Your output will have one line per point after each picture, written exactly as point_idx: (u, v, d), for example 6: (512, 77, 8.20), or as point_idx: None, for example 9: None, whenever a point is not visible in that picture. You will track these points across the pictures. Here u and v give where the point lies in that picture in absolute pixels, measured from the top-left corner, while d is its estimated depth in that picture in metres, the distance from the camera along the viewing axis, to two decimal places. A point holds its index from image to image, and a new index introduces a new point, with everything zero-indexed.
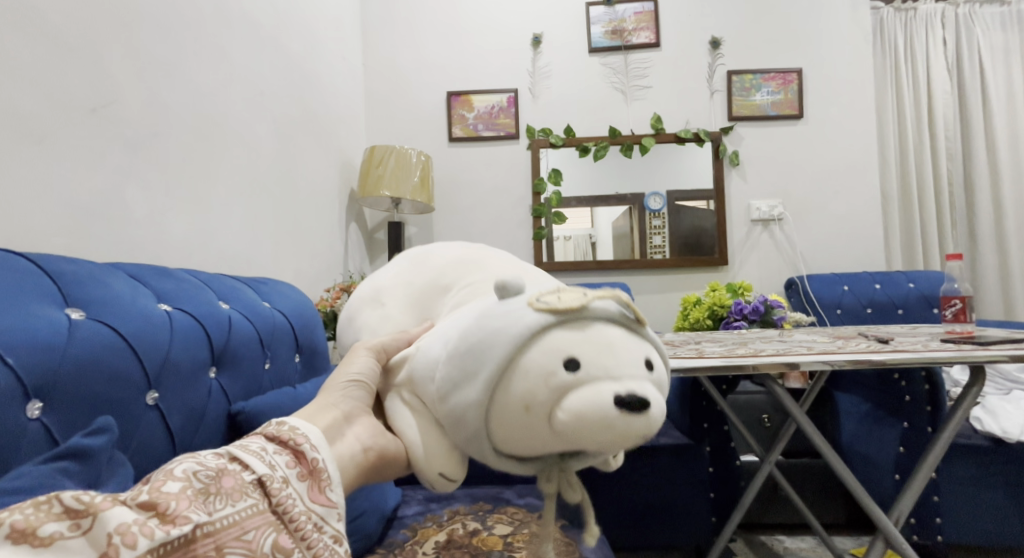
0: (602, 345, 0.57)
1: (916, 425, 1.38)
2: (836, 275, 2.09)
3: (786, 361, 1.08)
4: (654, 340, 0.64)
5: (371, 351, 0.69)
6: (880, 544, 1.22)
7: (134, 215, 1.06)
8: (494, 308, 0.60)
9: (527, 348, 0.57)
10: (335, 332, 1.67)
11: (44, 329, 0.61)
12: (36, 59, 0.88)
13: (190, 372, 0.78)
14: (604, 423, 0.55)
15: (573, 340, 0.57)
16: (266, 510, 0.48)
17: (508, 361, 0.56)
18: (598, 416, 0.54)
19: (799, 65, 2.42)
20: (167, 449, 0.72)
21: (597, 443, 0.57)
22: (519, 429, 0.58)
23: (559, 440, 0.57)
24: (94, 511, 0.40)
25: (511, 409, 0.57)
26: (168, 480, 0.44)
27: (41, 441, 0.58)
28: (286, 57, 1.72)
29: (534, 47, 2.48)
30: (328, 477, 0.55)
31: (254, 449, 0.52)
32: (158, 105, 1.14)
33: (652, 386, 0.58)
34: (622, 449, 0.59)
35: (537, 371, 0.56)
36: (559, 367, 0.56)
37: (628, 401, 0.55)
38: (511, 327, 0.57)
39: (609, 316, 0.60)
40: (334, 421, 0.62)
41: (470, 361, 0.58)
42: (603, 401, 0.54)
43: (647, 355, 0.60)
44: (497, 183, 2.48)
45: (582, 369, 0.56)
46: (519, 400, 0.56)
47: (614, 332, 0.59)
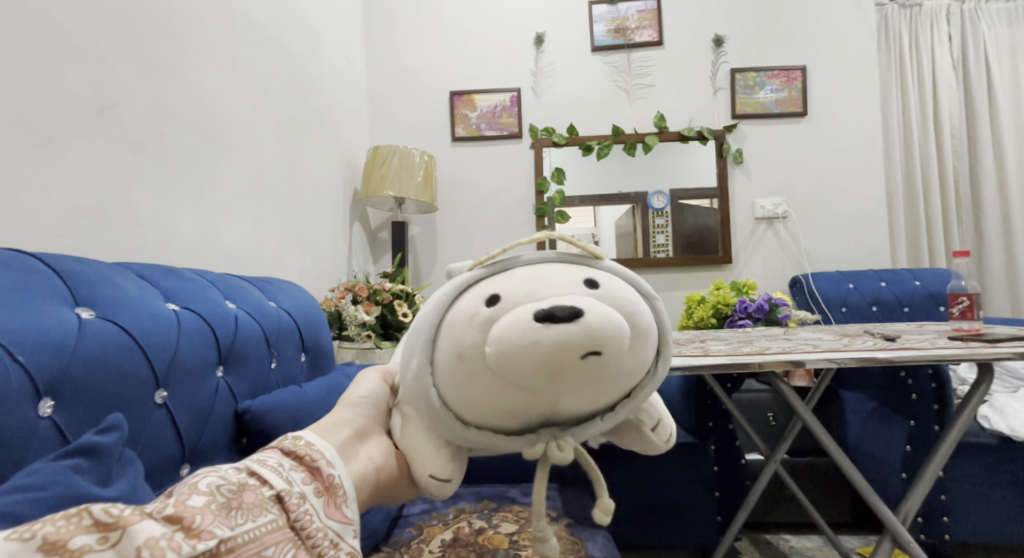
0: (526, 277, 0.58)
1: (922, 423, 1.39)
2: (841, 273, 2.09)
3: (792, 359, 1.08)
4: (606, 269, 0.62)
5: (381, 373, 0.73)
6: (888, 543, 1.20)
7: (140, 216, 1.06)
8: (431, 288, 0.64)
9: (453, 303, 0.59)
10: (339, 332, 1.68)
11: (53, 328, 0.61)
12: (43, 61, 0.88)
13: (198, 371, 0.78)
14: (528, 342, 0.53)
15: (496, 282, 0.58)
16: (285, 525, 0.50)
17: (438, 321, 0.58)
18: (517, 337, 0.53)
19: (802, 63, 2.41)
20: (176, 448, 0.73)
21: (532, 370, 0.54)
22: (464, 384, 0.57)
23: (503, 382, 0.56)
24: (123, 525, 0.42)
25: (447, 362, 0.57)
26: (193, 495, 0.46)
27: (52, 438, 0.58)
28: (290, 57, 1.72)
29: (536, 46, 2.48)
30: (344, 493, 0.56)
31: (271, 464, 0.53)
32: (163, 106, 1.14)
33: (590, 301, 0.56)
34: (576, 374, 0.55)
35: (462, 319, 0.57)
36: (480, 307, 0.56)
37: (549, 316, 0.53)
38: (437, 292, 0.60)
39: (540, 258, 0.61)
40: (347, 438, 0.62)
41: (410, 337, 0.60)
42: (524, 320, 0.53)
43: (588, 277, 0.59)
44: (500, 182, 2.48)
45: (503, 302, 0.56)
46: (450, 350, 0.56)
47: (542, 267, 0.59)
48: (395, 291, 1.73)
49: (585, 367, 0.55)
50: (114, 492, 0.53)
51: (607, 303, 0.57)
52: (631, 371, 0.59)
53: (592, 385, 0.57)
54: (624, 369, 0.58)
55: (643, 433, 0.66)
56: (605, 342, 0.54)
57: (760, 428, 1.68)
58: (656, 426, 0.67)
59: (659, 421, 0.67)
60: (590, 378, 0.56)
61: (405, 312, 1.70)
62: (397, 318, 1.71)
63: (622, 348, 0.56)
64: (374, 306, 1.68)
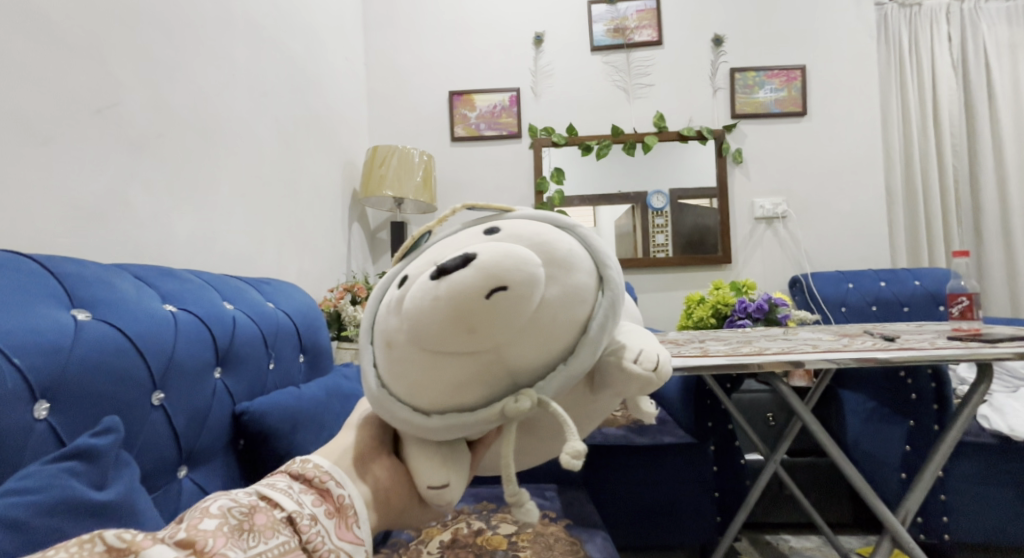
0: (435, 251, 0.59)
1: (922, 423, 1.38)
2: (841, 272, 2.09)
3: (791, 358, 1.08)
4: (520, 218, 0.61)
5: None
6: (888, 543, 1.20)
7: (139, 218, 1.06)
8: None
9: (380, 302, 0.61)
10: (338, 332, 1.68)
11: (50, 330, 0.61)
12: (41, 61, 0.88)
13: (195, 373, 0.78)
14: (430, 295, 0.52)
15: (409, 268, 0.59)
16: (296, 547, 0.51)
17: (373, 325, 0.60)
18: (420, 296, 0.53)
19: (802, 63, 2.41)
20: (173, 450, 0.72)
21: (447, 326, 0.52)
22: (404, 372, 0.55)
23: (435, 353, 0.54)
24: (135, 550, 0.42)
25: (382, 352, 0.56)
26: (205, 518, 0.48)
27: (49, 441, 0.58)
28: (289, 57, 1.72)
29: (535, 46, 2.48)
30: (355, 513, 0.56)
31: (281, 487, 0.55)
32: (162, 106, 1.14)
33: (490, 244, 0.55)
34: (501, 321, 0.53)
35: (384, 309, 0.57)
36: (393, 292, 0.57)
37: (445, 268, 0.53)
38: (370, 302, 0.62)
39: (453, 231, 0.63)
40: (351, 461, 0.59)
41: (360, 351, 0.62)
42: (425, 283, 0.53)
43: (492, 228, 0.58)
44: (499, 182, 2.48)
45: (411, 278, 0.56)
46: (382, 341, 0.56)
47: (450, 239, 0.60)
48: None
49: (505, 310, 0.53)
50: (110, 495, 0.53)
51: (509, 243, 0.56)
52: (567, 302, 0.56)
53: (526, 328, 0.54)
54: (552, 301, 0.55)
55: (624, 365, 0.59)
56: (509, 275, 0.52)
57: (760, 428, 1.68)
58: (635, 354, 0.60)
59: (642, 351, 0.60)
60: (518, 319, 0.53)
61: None
62: None
63: (536, 279, 0.53)
64: None
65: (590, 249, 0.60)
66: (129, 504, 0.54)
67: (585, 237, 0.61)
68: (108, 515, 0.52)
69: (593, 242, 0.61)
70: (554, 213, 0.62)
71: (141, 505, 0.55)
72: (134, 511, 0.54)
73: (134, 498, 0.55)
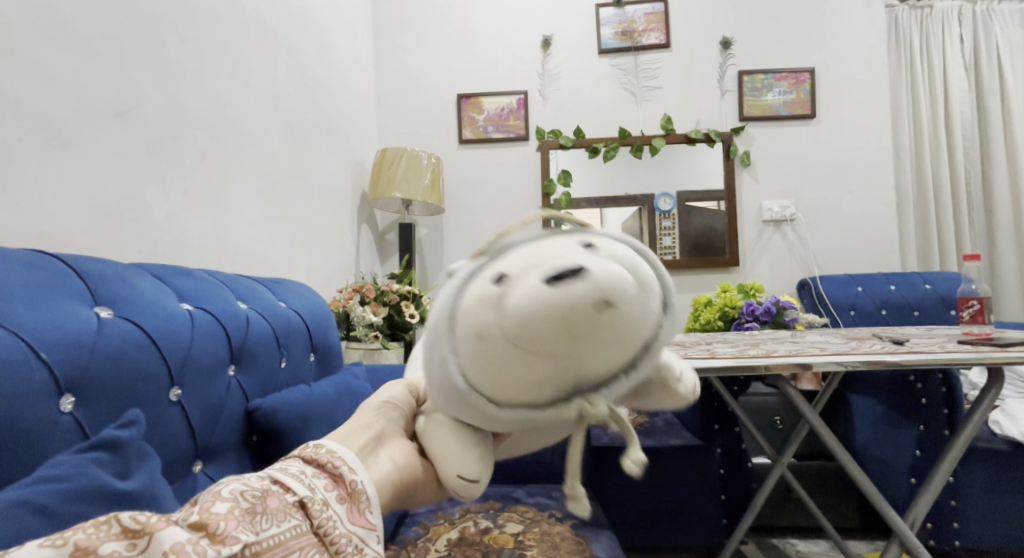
0: (527, 249, 0.56)
1: (932, 428, 1.37)
2: (850, 276, 2.09)
3: (799, 361, 1.08)
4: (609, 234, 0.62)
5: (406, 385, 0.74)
6: (895, 547, 1.20)
7: (155, 217, 1.08)
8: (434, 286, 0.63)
9: (462, 288, 0.58)
10: (347, 332, 1.70)
11: (74, 326, 0.62)
12: (62, 64, 0.90)
13: (210, 369, 0.80)
14: (541, 302, 0.52)
15: (503, 261, 0.57)
16: (308, 530, 0.50)
17: (450, 309, 0.57)
18: (533, 303, 0.52)
19: (811, 65, 2.41)
20: (189, 444, 0.74)
21: (550, 335, 0.53)
22: (494, 363, 0.55)
23: (530, 356, 0.55)
24: (150, 531, 0.42)
25: (467, 339, 0.55)
26: (217, 501, 0.46)
27: (73, 434, 0.59)
28: (300, 60, 1.74)
29: (543, 49, 2.49)
30: (367, 498, 0.56)
31: (293, 472, 0.53)
32: (178, 109, 1.16)
33: (596, 257, 0.55)
34: (605, 335, 0.55)
35: (472, 298, 0.56)
36: (489, 283, 0.55)
37: (557, 278, 0.52)
38: (443, 284, 0.60)
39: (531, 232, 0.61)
40: (367, 442, 0.63)
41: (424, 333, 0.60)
42: (540, 288, 0.52)
43: (590, 237, 0.58)
44: (507, 184, 2.50)
45: (506, 277, 0.55)
46: (470, 331, 0.55)
47: (544, 240, 0.58)
48: (401, 292, 1.79)
49: (601, 326, 0.54)
50: (134, 485, 0.54)
51: (610, 258, 0.56)
52: (647, 326, 0.58)
53: (612, 344, 0.56)
54: (640, 324, 0.57)
55: (665, 381, 0.66)
56: (619, 296, 0.53)
57: (767, 430, 1.68)
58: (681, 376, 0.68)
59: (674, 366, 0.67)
60: (610, 336, 0.55)
61: (411, 312, 1.76)
62: (403, 318, 1.76)
63: (635, 303, 0.55)
64: (381, 307, 1.71)
65: (666, 278, 0.61)
66: (152, 493, 0.56)
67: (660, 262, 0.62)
68: (133, 503, 0.53)
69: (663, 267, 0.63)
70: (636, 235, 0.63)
71: (163, 496, 0.57)
72: (156, 500, 0.56)
73: (156, 488, 0.57)
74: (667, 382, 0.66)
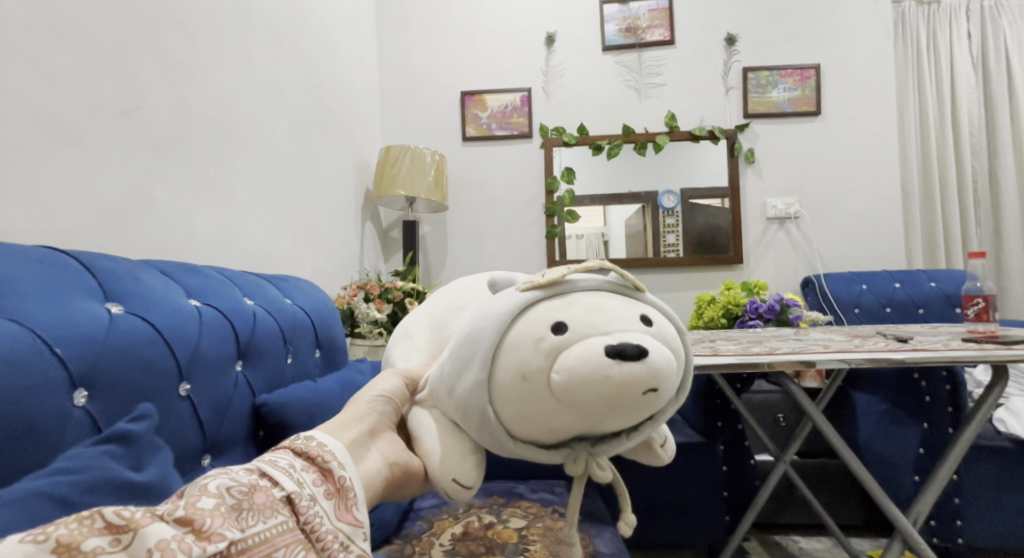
0: (590, 307, 0.60)
1: (936, 426, 1.36)
2: (854, 274, 2.08)
3: (802, 358, 1.08)
4: (655, 305, 0.66)
5: (400, 376, 0.74)
6: (898, 545, 1.21)
7: (161, 214, 1.09)
8: (484, 305, 0.65)
9: (516, 323, 0.61)
10: (351, 329, 1.71)
11: (86, 321, 0.63)
12: (71, 62, 0.91)
13: (218, 365, 0.80)
14: (596, 370, 0.56)
15: (562, 309, 0.61)
16: (295, 527, 0.50)
17: (500, 339, 0.61)
18: (590, 367, 0.56)
19: (816, 62, 2.40)
20: (197, 439, 0.74)
21: (595, 398, 0.58)
22: (526, 402, 0.60)
23: (566, 409, 0.59)
24: (134, 527, 0.42)
25: (512, 375, 0.59)
26: (204, 496, 0.46)
27: (85, 427, 0.60)
28: (305, 57, 1.74)
29: (547, 46, 2.49)
30: (354, 495, 0.57)
31: (282, 465, 0.53)
32: (184, 107, 1.17)
33: (649, 336, 0.60)
34: (633, 411, 0.60)
35: (527, 339, 0.60)
36: (547, 333, 0.59)
37: (616, 351, 0.57)
38: (498, 308, 0.62)
39: (595, 285, 0.64)
40: (361, 435, 0.64)
41: (466, 349, 0.62)
42: (595, 356, 0.57)
43: (644, 311, 0.62)
44: (511, 182, 2.50)
45: (566, 333, 0.59)
46: (518, 368, 0.59)
47: (601, 298, 0.62)
48: (406, 289, 1.79)
49: (637, 404, 0.59)
50: (146, 478, 0.55)
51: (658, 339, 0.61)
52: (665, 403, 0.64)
53: (635, 415, 0.61)
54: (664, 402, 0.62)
55: (654, 449, 0.72)
56: (663, 381, 0.58)
57: (770, 428, 1.68)
58: (668, 443, 0.73)
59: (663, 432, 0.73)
60: (637, 412, 0.60)
61: (415, 310, 1.76)
62: (407, 316, 1.77)
63: (669, 387, 0.60)
64: (386, 304, 1.72)
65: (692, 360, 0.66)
66: (164, 485, 0.57)
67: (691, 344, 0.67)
68: (145, 494, 0.54)
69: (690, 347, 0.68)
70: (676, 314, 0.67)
71: (175, 488, 0.58)
72: (167, 492, 0.57)
73: (168, 481, 0.58)
74: (655, 451, 0.72)
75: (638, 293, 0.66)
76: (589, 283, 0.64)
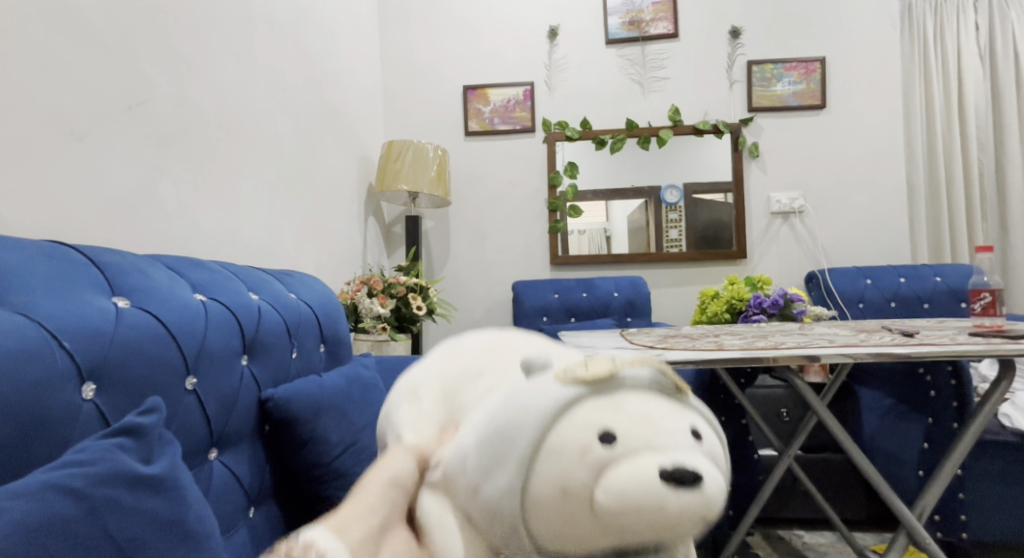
0: (640, 411, 0.41)
1: (941, 420, 1.38)
2: (859, 268, 2.07)
3: (807, 353, 1.08)
4: (704, 410, 0.46)
5: (410, 453, 0.48)
6: (903, 538, 1.20)
7: (166, 210, 1.09)
8: (516, 392, 0.43)
9: (553, 425, 0.41)
10: (355, 324, 1.71)
11: (94, 315, 0.63)
12: (76, 58, 0.91)
13: (225, 359, 0.80)
14: (650, 511, 0.38)
15: (609, 413, 0.41)
16: None
17: (535, 446, 0.40)
18: (644, 496, 0.38)
19: (821, 54, 2.38)
20: (204, 433, 0.75)
21: (643, 538, 0.39)
22: (557, 533, 0.40)
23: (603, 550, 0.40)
24: None
25: (547, 494, 0.39)
26: None
27: (95, 421, 0.60)
28: (307, 51, 1.73)
29: (550, 40, 2.48)
30: None
31: None
32: (187, 102, 1.16)
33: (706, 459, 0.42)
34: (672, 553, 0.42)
35: (569, 451, 0.40)
36: (592, 444, 0.40)
37: (674, 481, 0.39)
38: (534, 403, 0.41)
39: (648, 381, 0.44)
40: (367, 535, 0.42)
41: (494, 448, 0.41)
42: (647, 484, 0.38)
43: (696, 423, 0.43)
44: (514, 176, 2.50)
45: (618, 447, 0.40)
46: (556, 485, 0.39)
47: (655, 402, 0.42)
48: (409, 285, 1.79)
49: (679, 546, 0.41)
50: (157, 470, 0.55)
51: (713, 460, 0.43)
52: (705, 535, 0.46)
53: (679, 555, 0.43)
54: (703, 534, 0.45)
55: None
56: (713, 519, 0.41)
57: (774, 423, 1.68)
58: None
59: None
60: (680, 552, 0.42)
61: (419, 305, 1.77)
62: (411, 311, 1.77)
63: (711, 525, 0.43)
64: (390, 299, 1.72)
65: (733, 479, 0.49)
66: (175, 478, 0.57)
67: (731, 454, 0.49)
68: (157, 487, 0.54)
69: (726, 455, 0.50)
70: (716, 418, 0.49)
71: (185, 481, 0.58)
72: (178, 485, 0.57)
73: (178, 474, 0.58)
74: None
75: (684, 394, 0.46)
76: (639, 375, 0.43)
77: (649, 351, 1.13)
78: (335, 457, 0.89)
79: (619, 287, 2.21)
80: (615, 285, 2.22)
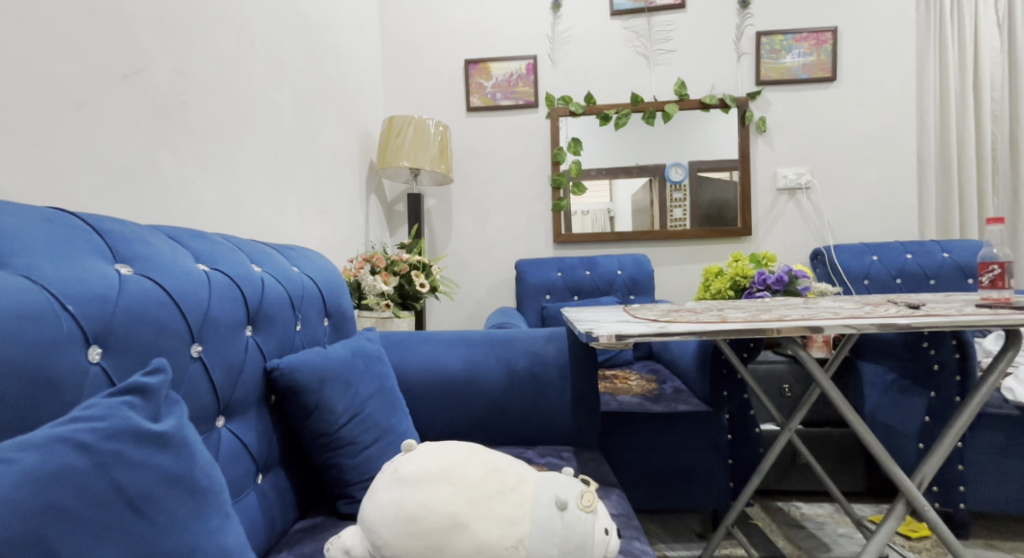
0: (496, 490, 0.72)
1: (943, 394, 1.35)
2: (865, 244, 2.05)
3: (810, 324, 1.07)
4: (557, 524, 0.71)
5: None
6: (901, 507, 1.19)
7: (168, 182, 1.08)
8: (503, 492, 0.72)
9: (497, 495, 0.72)
10: (359, 301, 1.71)
11: (96, 280, 0.63)
12: (71, 26, 0.90)
13: (230, 328, 0.80)
14: (493, 523, 0.69)
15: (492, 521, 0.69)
16: None
17: (479, 489, 0.72)
18: (484, 504, 0.71)
19: (833, 25, 2.33)
20: (210, 400, 0.75)
21: (491, 516, 0.70)
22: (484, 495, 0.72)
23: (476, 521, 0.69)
24: None
25: (465, 503, 0.70)
26: None
27: (102, 383, 0.61)
28: (305, 22, 1.70)
29: (553, 12, 2.43)
30: None
31: None
32: (186, 73, 1.15)
33: (546, 510, 0.72)
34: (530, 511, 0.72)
35: (492, 491, 0.72)
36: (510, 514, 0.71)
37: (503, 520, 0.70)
38: (502, 500, 0.72)
39: (543, 517, 0.71)
40: None
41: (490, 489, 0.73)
42: (490, 508, 0.70)
43: (559, 509, 0.72)
44: (516, 152, 2.47)
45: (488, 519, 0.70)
46: (466, 497, 0.71)
47: (544, 511, 0.72)
48: (412, 262, 1.79)
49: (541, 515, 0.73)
50: (165, 428, 0.56)
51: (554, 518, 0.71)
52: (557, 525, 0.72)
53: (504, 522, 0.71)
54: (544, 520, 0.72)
55: (581, 500, 0.74)
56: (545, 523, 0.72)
57: (775, 398, 1.68)
58: (587, 502, 0.74)
59: (582, 505, 0.74)
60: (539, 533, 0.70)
61: (421, 282, 1.76)
62: (414, 288, 1.77)
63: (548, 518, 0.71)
64: (393, 276, 1.71)
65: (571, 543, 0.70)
66: (183, 436, 0.57)
67: (571, 533, 0.71)
68: (164, 444, 0.55)
69: (576, 524, 0.72)
70: (562, 527, 0.71)
71: (192, 442, 0.58)
72: (185, 445, 0.57)
73: (186, 433, 0.58)
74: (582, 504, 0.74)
75: (561, 515, 0.72)
76: (545, 516, 0.71)
77: (652, 323, 1.13)
78: (341, 426, 0.90)
79: (622, 265, 2.20)
80: (618, 263, 2.21)
